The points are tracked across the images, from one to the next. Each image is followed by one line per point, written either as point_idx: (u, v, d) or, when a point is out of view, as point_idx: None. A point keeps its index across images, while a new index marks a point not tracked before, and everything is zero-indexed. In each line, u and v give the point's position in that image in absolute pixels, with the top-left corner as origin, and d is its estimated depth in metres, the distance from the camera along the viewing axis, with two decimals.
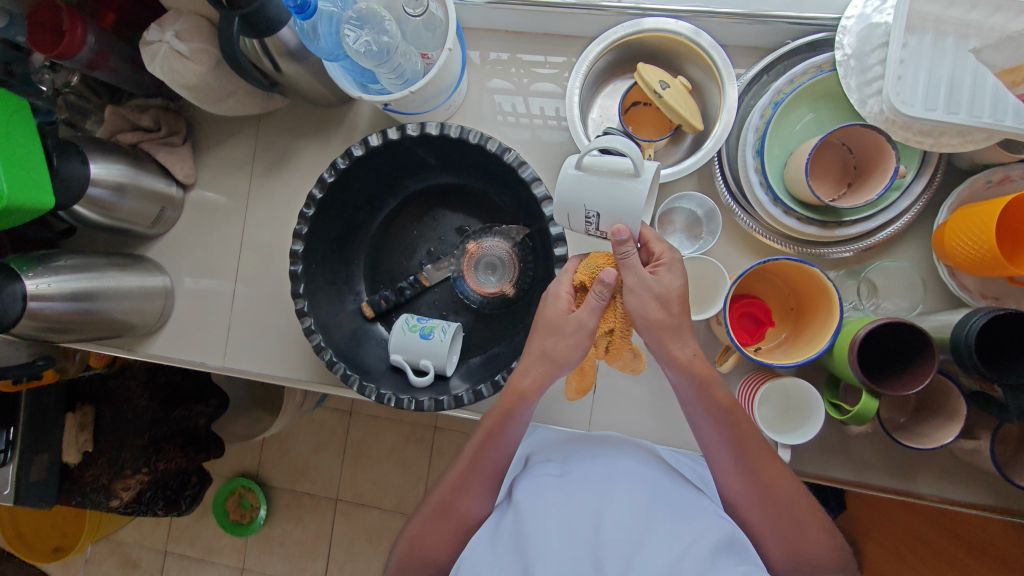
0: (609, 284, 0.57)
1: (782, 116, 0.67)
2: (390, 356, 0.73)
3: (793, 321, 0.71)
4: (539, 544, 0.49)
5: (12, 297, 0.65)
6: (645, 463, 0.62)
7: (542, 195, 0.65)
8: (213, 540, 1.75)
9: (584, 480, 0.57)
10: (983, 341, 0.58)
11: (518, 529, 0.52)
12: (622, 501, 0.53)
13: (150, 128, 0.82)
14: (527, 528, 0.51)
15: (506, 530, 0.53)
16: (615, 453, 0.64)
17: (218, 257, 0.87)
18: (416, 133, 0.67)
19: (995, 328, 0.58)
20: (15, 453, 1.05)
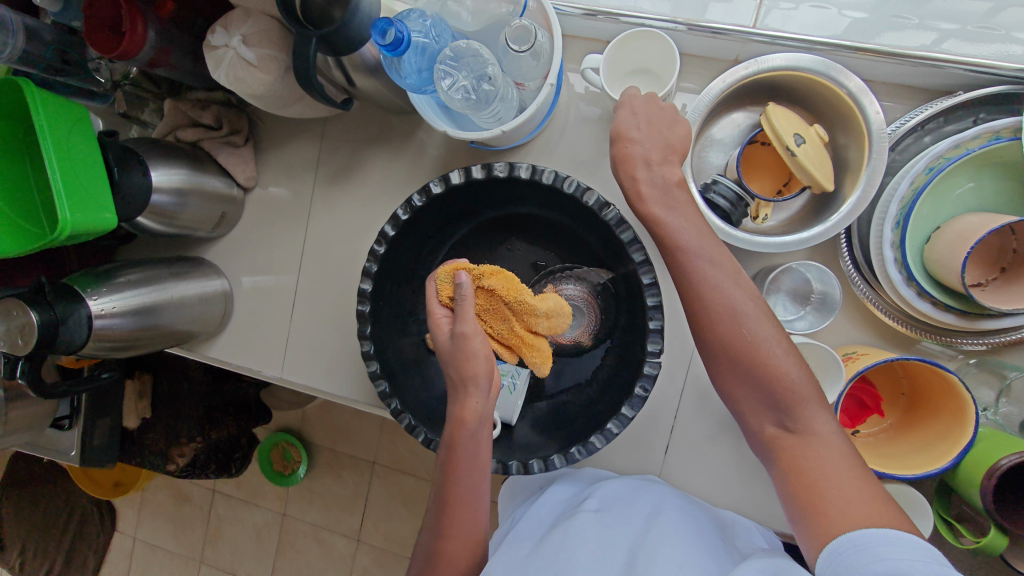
0: (463, 278, 0.57)
1: (938, 183, 0.57)
2: None
3: (903, 408, 0.63)
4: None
5: (78, 322, 0.62)
6: (684, 509, 0.62)
7: (640, 260, 0.57)
8: (258, 485, 1.84)
9: (620, 522, 0.57)
10: None
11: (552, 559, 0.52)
12: (660, 542, 0.53)
13: (212, 125, 0.76)
14: (562, 561, 0.52)
15: (540, 558, 0.53)
16: (653, 496, 0.64)
17: (278, 263, 0.83)
18: (503, 173, 0.60)
19: None
20: (78, 419, 1.09)
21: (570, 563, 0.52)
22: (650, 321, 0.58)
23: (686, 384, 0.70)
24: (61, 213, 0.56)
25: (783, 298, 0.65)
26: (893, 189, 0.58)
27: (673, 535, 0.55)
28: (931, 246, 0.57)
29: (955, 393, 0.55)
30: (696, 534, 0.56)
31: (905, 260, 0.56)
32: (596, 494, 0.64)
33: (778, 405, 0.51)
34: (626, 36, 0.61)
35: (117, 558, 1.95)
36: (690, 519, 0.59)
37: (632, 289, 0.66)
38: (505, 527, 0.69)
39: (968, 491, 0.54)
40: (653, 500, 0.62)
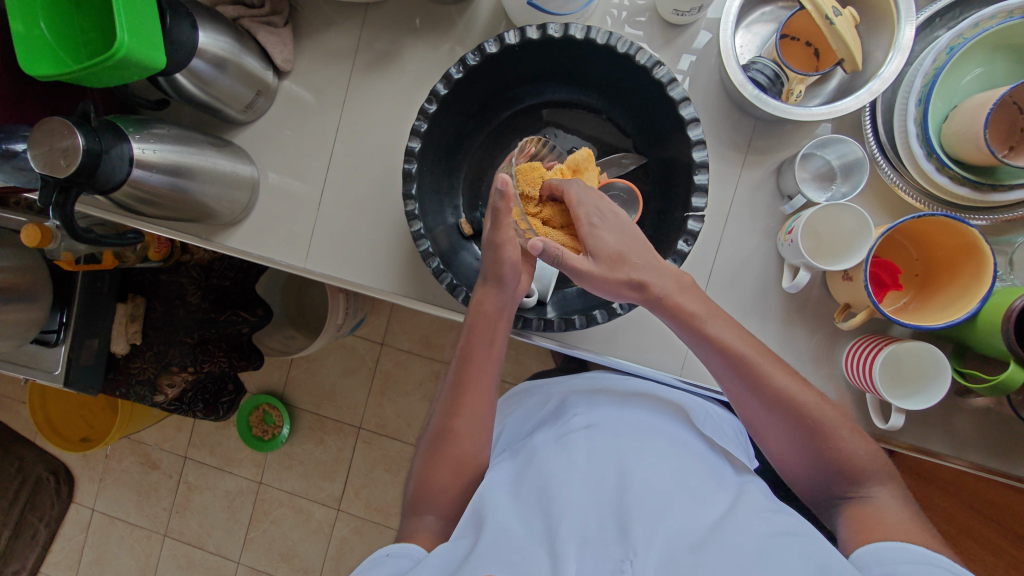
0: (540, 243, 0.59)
1: (954, 66, 0.62)
2: None
3: (917, 286, 0.67)
4: (564, 498, 0.53)
5: (121, 159, 0.61)
6: (667, 415, 0.67)
7: (690, 116, 0.60)
8: (234, 451, 1.75)
9: (611, 435, 0.61)
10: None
11: (541, 483, 0.56)
12: (651, 463, 0.56)
13: (253, 4, 0.77)
14: (552, 483, 0.56)
15: (530, 479, 0.58)
16: (642, 411, 0.67)
17: (306, 153, 0.83)
18: (558, 35, 0.62)
19: None
20: (68, 333, 1.05)
21: (559, 485, 0.55)
22: (696, 176, 0.61)
23: (715, 267, 0.73)
24: (119, 35, 0.56)
25: (810, 184, 0.70)
26: (916, 69, 0.63)
27: (657, 452, 0.59)
28: (949, 122, 0.62)
29: (976, 251, 0.59)
30: (685, 448, 0.61)
31: (927, 132, 0.61)
32: (587, 409, 0.68)
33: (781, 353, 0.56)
34: None
35: (70, 532, 1.79)
36: (678, 432, 0.64)
37: (670, 167, 0.68)
38: (504, 437, 0.75)
39: (989, 341, 0.58)
40: (644, 417, 0.66)
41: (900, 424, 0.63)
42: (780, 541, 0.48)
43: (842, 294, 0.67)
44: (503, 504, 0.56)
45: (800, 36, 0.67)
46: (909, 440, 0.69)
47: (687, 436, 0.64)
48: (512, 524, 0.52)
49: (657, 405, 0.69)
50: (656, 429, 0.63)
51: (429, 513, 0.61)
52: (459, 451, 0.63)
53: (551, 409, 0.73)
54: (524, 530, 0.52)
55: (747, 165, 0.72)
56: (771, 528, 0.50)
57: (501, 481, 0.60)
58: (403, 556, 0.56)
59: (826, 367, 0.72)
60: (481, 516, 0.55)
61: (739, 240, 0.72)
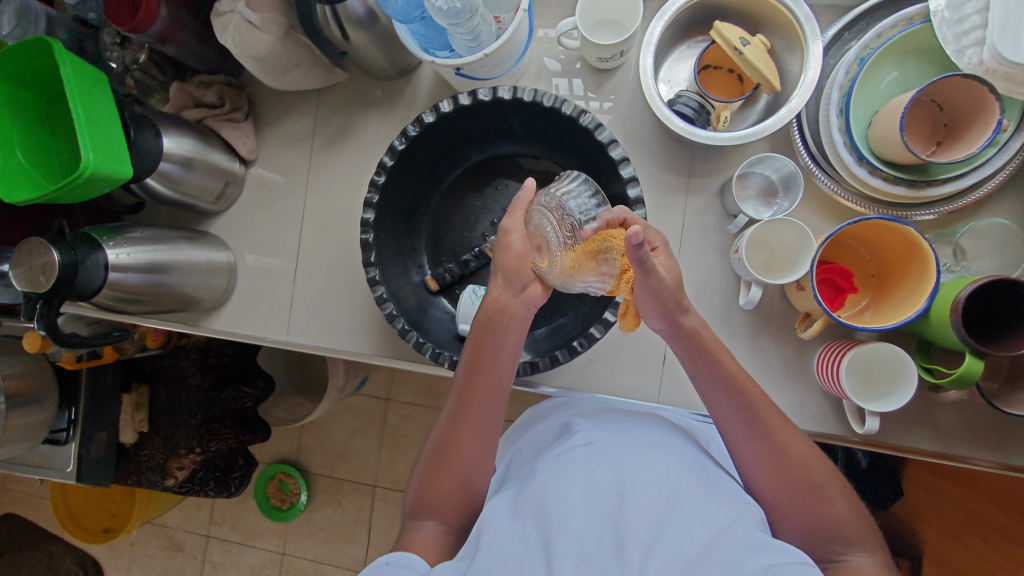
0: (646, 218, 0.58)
1: (868, 73, 0.65)
2: (459, 327, 0.73)
3: (875, 286, 0.68)
4: (562, 516, 0.50)
5: (96, 267, 0.65)
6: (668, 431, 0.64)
7: (620, 157, 0.63)
8: (255, 524, 1.75)
9: (613, 450, 0.58)
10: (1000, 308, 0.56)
11: (539, 501, 0.53)
12: (652, 476, 0.53)
13: (214, 104, 0.83)
14: (550, 501, 0.52)
15: (530, 496, 0.55)
16: (647, 429, 0.64)
17: (278, 231, 0.87)
18: (488, 98, 0.66)
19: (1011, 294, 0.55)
20: (76, 430, 1.09)
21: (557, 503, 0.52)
22: (635, 212, 0.63)
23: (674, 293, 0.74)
24: (85, 155, 0.61)
25: (753, 201, 0.72)
26: (832, 82, 0.66)
27: (659, 466, 0.55)
28: (873, 127, 0.64)
29: (918, 247, 0.60)
30: (688, 461, 0.58)
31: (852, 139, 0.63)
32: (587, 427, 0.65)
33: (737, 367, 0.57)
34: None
35: None
36: (680, 446, 0.61)
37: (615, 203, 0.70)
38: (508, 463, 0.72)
39: (943, 335, 0.58)
40: (648, 434, 0.62)
41: (876, 427, 0.62)
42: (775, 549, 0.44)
43: (800, 304, 0.68)
44: (499, 524, 0.52)
45: (723, 65, 0.71)
46: (894, 441, 0.68)
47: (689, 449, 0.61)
48: (506, 548, 0.49)
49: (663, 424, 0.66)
50: (660, 446, 0.60)
51: (430, 520, 0.57)
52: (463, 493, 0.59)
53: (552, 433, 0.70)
54: (518, 552, 0.48)
55: (691, 191, 0.75)
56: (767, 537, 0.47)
57: (499, 504, 0.57)
58: (406, 566, 0.51)
59: (800, 376, 0.72)
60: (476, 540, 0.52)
61: (695, 263, 0.74)
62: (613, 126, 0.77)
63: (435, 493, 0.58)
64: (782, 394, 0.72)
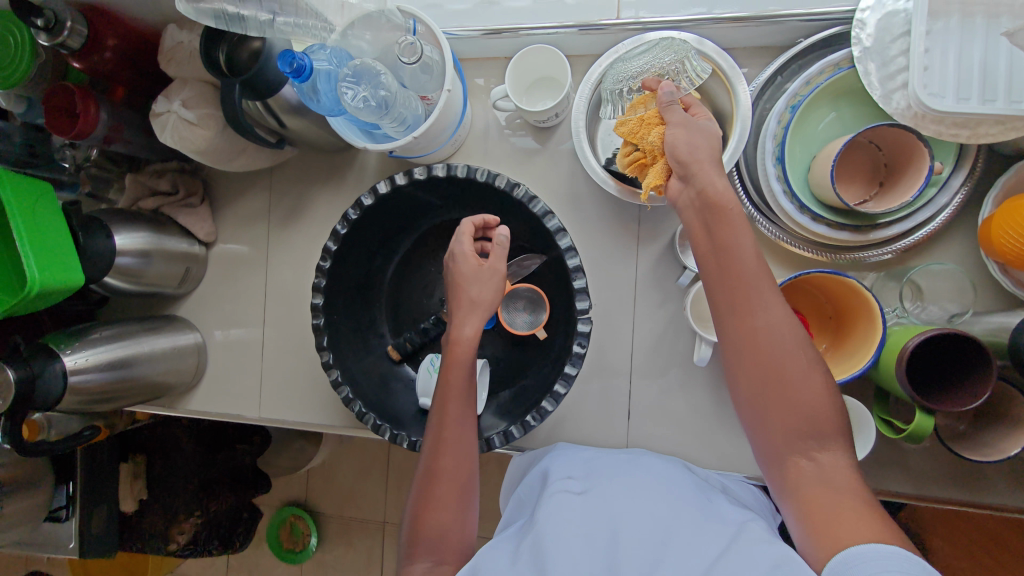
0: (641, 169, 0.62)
1: (802, 117, 0.64)
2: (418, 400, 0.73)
3: (833, 330, 0.66)
4: (557, 553, 0.47)
5: (53, 376, 0.67)
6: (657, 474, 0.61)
7: (555, 227, 0.63)
8: (270, 568, 1.78)
9: (604, 497, 0.55)
10: (950, 356, 0.55)
11: (535, 540, 0.50)
12: (641, 523, 0.51)
13: (169, 192, 0.84)
14: (544, 539, 0.49)
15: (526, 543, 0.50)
16: (638, 473, 0.61)
17: (244, 308, 0.88)
18: (423, 176, 0.66)
19: (956, 344, 0.54)
20: (75, 507, 1.10)
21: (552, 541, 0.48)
22: (575, 281, 0.63)
23: (633, 347, 0.74)
24: (30, 272, 0.63)
25: None
26: (766, 130, 0.64)
27: (652, 513, 0.53)
28: (812, 174, 0.63)
29: (862, 298, 0.58)
30: (678, 503, 0.55)
31: (790, 189, 0.62)
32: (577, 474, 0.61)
33: None
34: (516, 59, 0.71)
35: None
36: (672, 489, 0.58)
37: (562, 266, 0.70)
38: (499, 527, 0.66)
39: (895, 386, 0.57)
40: (637, 478, 0.60)
41: None
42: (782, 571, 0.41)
43: None
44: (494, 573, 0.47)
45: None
46: (868, 485, 0.67)
47: (680, 492, 0.57)
48: None
49: (658, 470, 0.63)
50: (652, 492, 0.57)
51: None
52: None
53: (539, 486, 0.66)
54: None
55: (641, 243, 0.74)
56: (775, 561, 0.44)
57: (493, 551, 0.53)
58: None
59: None
60: None
61: (650, 316, 0.73)
62: (557, 182, 0.77)
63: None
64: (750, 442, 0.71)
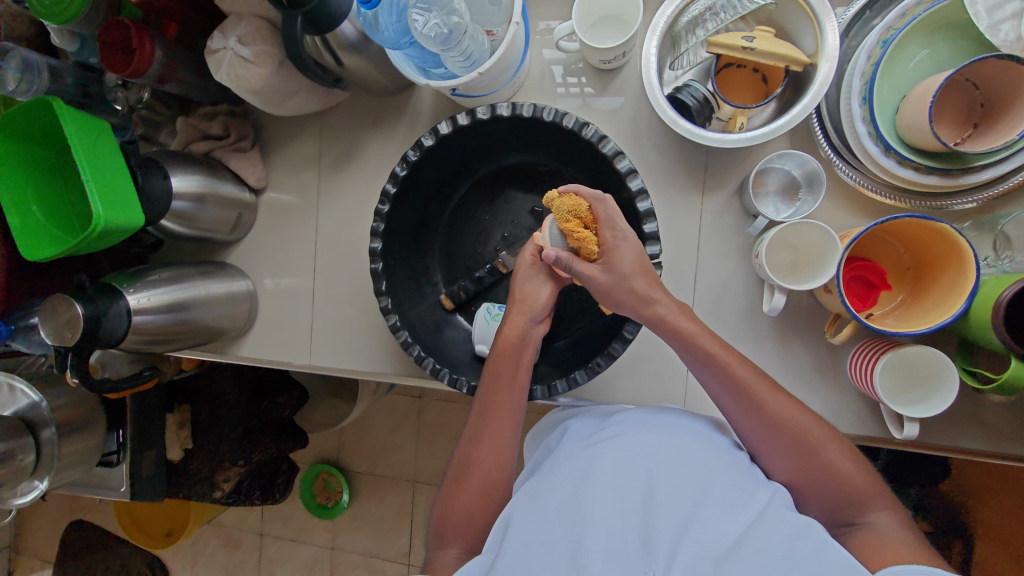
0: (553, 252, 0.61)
1: (894, 54, 0.60)
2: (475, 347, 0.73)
3: (910, 281, 0.64)
4: (592, 511, 0.46)
5: (119, 314, 0.67)
6: (697, 419, 0.60)
7: (627, 168, 0.60)
8: (305, 521, 1.82)
9: (641, 439, 0.54)
10: None
11: (569, 492, 0.49)
12: (678, 468, 0.49)
13: (221, 136, 0.83)
14: (580, 494, 0.49)
15: (556, 489, 0.51)
16: (669, 418, 0.60)
17: (294, 256, 0.88)
18: (487, 116, 0.64)
19: None
20: (125, 453, 1.15)
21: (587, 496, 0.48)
22: (645, 225, 0.61)
23: (695, 299, 0.72)
24: (95, 209, 0.62)
25: (773, 199, 0.68)
26: (854, 68, 0.61)
27: (686, 455, 0.51)
28: (901, 114, 0.59)
29: (954, 245, 0.56)
30: (712, 447, 0.54)
31: (878, 130, 0.59)
32: (614, 419, 0.61)
33: (761, 381, 0.55)
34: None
35: None
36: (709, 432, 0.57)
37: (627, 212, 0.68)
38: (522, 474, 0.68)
39: (986, 337, 0.55)
40: (670, 422, 0.59)
41: (915, 434, 0.59)
42: (813, 541, 0.42)
43: (830, 306, 0.64)
44: (526, 521, 0.49)
45: (746, 63, 0.66)
46: (939, 440, 0.65)
47: (712, 435, 0.57)
48: (534, 545, 0.46)
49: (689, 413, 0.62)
50: (685, 434, 0.56)
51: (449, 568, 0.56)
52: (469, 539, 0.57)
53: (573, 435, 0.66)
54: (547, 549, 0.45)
55: (707, 191, 0.71)
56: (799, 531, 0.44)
57: (524, 499, 0.53)
58: None
59: (833, 377, 0.69)
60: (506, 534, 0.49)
61: (715, 267, 0.71)
62: (620, 127, 0.74)
63: (451, 522, 0.57)
64: (815, 397, 0.69)
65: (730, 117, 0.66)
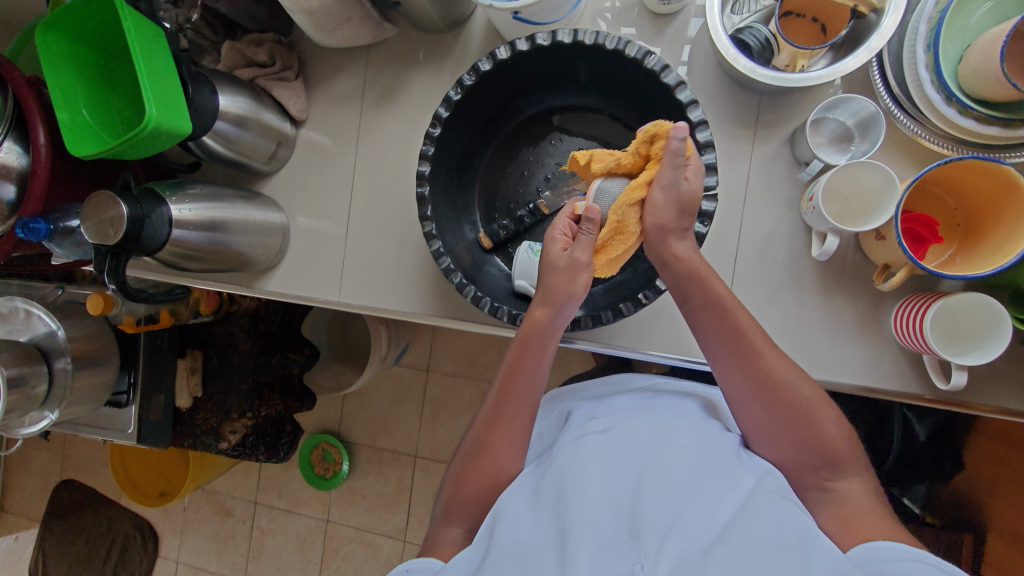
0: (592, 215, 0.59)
1: (961, 4, 0.58)
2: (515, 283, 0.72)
3: (961, 236, 0.64)
4: (578, 501, 0.47)
5: (161, 221, 0.67)
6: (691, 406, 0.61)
7: (688, 98, 0.61)
8: (300, 492, 1.78)
9: (630, 434, 0.55)
10: None
11: (559, 482, 0.50)
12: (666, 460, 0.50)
13: (265, 63, 0.82)
14: (569, 484, 0.49)
15: (546, 483, 0.51)
16: (662, 408, 0.61)
17: (328, 193, 0.87)
18: (546, 43, 0.64)
19: None
20: (136, 393, 1.12)
21: (575, 487, 0.49)
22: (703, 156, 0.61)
23: (738, 248, 0.71)
24: (148, 109, 0.61)
25: (828, 148, 0.68)
26: (920, 15, 0.61)
27: (675, 448, 0.52)
28: (965, 62, 0.58)
29: (1016, 188, 0.56)
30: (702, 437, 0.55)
31: (941, 76, 0.59)
32: (600, 413, 0.61)
33: None
34: None
35: None
36: (695, 422, 0.57)
37: None
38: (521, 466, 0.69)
39: None
40: (662, 412, 0.60)
41: (963, 381, 0.59)
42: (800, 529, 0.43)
43: (877, 255, 0.64)
44: (517, 512, 0.50)
45: (806, 12, 0.65)
46: (979, 399, 0.64)
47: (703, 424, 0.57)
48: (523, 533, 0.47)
49: (683, 403, 0.63)
50: (677, 424, 0.57)
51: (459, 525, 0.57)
52: (500, 474, 0.58)
53: (559, 429, 0.67)
54: (535, 540, 0.46)
55: (757, 140, 0.71)
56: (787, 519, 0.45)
57: (517, 490, 0.54)
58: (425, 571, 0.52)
59: (873, 333, 0.68)
60: (497, 525, 0.50)
61: (760, 215, 0.71)
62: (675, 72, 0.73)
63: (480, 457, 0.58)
64: (854, 352, 0.68)
65: (789, 62, 0.67)
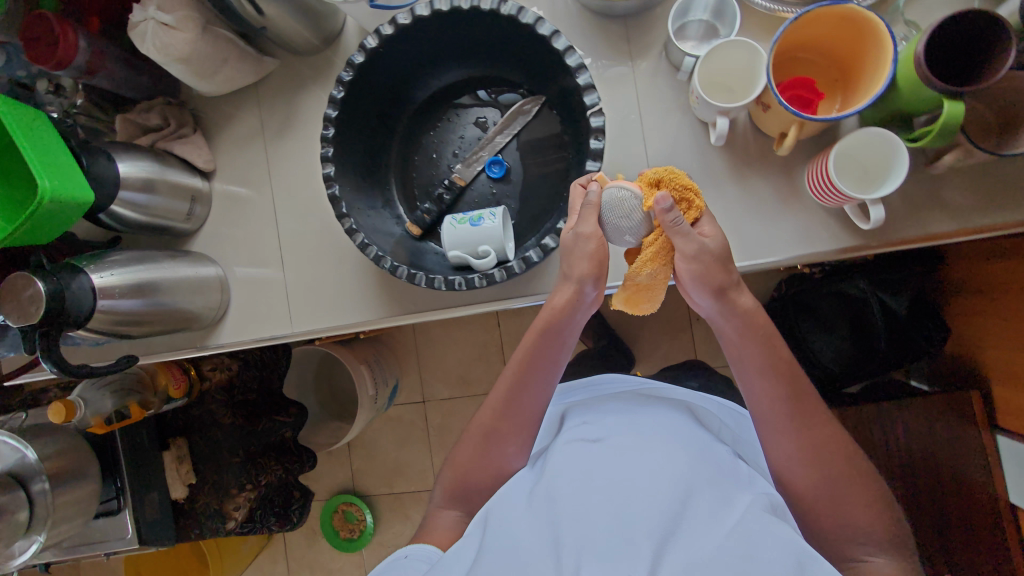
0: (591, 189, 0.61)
1: None
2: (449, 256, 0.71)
3: (842, 86, 0.67)
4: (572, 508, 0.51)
5: (83, 289, 0.66)
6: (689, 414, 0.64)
7: (549, 31, 0.64)
8: (331, 561, 1.72)
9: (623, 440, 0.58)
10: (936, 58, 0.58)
11: (553, 491, 0.54)
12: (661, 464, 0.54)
13: (161, 126, 0.84)
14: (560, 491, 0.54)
15: (540, 491, 0.56)
16: (658, 413, 0.64)
17: (255, 232, 0.87)
18: (407, 21, 0.66)
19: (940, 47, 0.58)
20: (125, 497, 1.11)
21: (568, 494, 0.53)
22: (579, 79, 0.64)
23: (649, 162, 0.73)
24: (41, 183, 0.63)
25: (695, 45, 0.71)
26: None
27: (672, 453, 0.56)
28: None
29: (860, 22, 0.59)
30: (698, 442, 0.59)
31: None
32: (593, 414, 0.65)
33: None
34: None
35: None
36: (691, 429, 0.61)
37: (566, 94, 0.72)
38: None
39: (917, 94, 0.57)
40: (658, 417, 0.63)
41: (882, 213, 0.60)
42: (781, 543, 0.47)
43: (771, 126, 0.66)
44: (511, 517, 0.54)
45: None
46: (909, 230, 0.67)
47: (701, 432, 0.61)
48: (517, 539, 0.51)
49: (678, 408, 0.66)
50: (672, 429, 0.60)
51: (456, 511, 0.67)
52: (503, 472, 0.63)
53: (554, 429, 0.71)
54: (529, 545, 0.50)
55: (634, 58, 0.74)
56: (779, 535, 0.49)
57: (513, 493, 0.59)
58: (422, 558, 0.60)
59: (797, 202, 0.70)
60: (491, 524, 0.55)
61: (659, 126, 0.73)
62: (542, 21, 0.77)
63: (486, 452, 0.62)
64: (785, 225, 0.70)
65: None
